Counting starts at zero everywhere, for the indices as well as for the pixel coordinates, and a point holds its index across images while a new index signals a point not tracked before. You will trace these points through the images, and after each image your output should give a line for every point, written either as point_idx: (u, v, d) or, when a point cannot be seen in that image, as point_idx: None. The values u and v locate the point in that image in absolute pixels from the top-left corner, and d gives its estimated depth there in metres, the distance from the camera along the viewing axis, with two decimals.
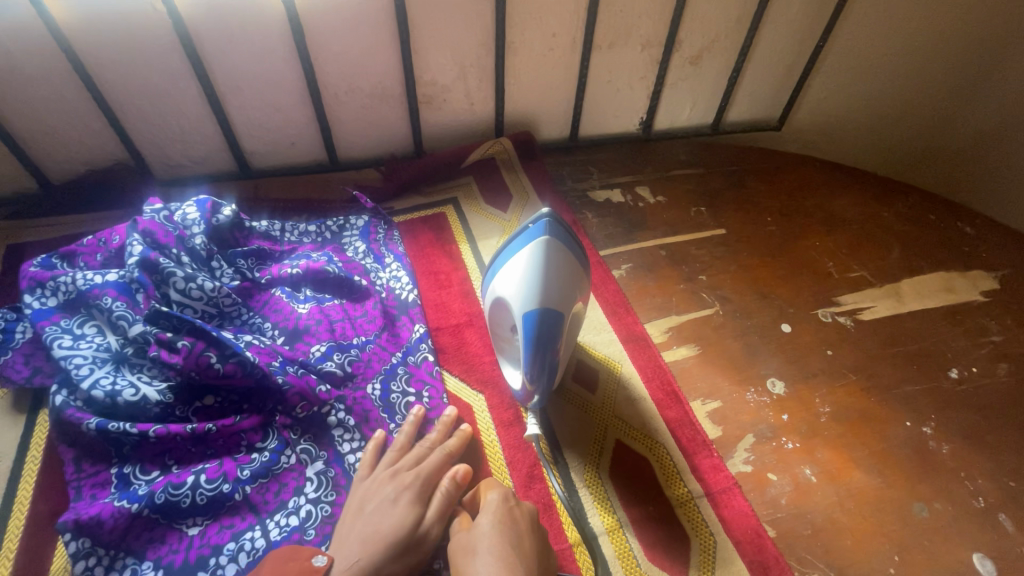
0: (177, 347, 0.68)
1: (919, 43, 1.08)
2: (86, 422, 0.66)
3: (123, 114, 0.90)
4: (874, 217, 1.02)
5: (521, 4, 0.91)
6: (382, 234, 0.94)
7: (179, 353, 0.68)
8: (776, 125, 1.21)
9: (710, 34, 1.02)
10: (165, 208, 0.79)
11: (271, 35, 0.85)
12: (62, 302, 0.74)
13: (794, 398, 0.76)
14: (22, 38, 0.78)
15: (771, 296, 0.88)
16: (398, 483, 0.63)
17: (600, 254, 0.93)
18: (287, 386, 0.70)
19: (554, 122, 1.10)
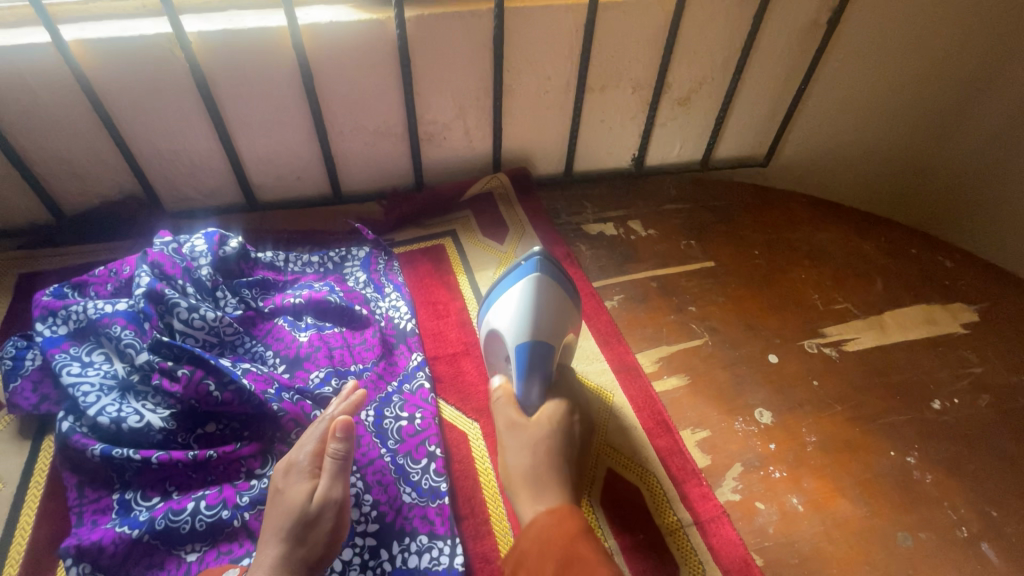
0: (177, 375, 0.70)
1: (896, 87, 1.14)
2: (91, 448, 0.68)
3: (138, 150, 0.94)
4: (857, 250, 1.05)
5: (518, 51, 0.97)
6: (382, 265, 0.97)
7: (179, 381, 0.70)
8: (764, 162, 1.26)
9: (697, 77, 1.08)
10: (174, 240, 0.83)
11: (282, 78, 0.90)
12: (72, 331, 0.76)
13: (781, 428, 0.78)
14: (48, 80, 0.83)
15: (758, 328, 0.91)
16: (285, 468, 0.63)
17: (593, 286, 0.97)
18: (282, 412, 0.72)
19: (550, 158, 1.15)
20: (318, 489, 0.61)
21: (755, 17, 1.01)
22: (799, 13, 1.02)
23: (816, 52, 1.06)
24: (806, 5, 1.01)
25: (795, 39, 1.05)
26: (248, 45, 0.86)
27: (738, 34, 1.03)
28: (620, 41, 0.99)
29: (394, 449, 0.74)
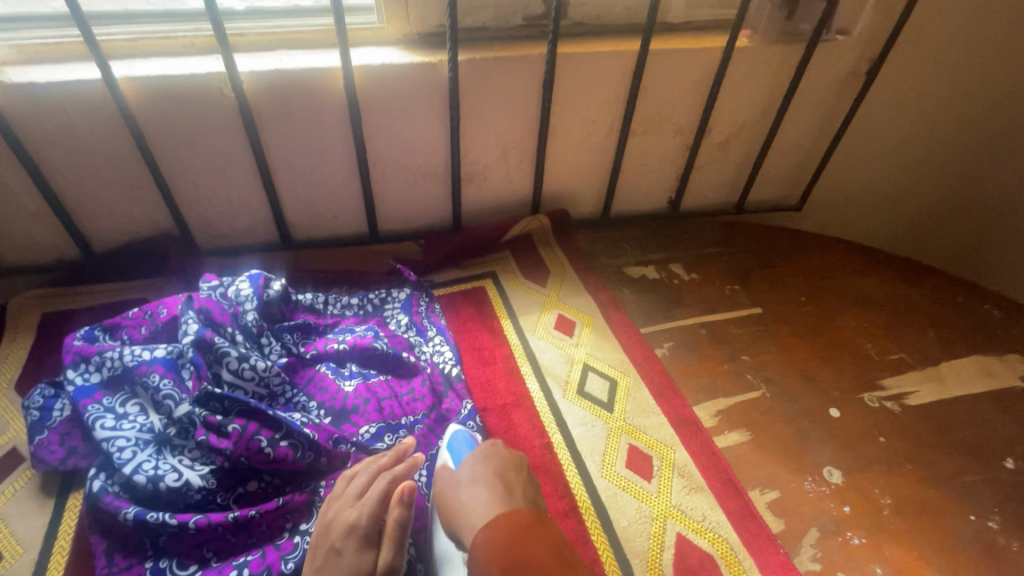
0: (227, 430, 0.67)
1: (930, 135, 1.15)
2: (124, 511, 0.62)
3: (176, 188, 0.92)
4: (903, 296, 1.04)
5: (564, 94, 0.96)
6: (424, 306, 0.93)
7: (229, 436, 0.67)
8: (797, 206, 1.24)
9: (738, 122, 1.08)
10: (220, 283, 0.81)
11: (329, 117, 0.89)
12: (105, 378, 0.72)
13: (853, 488, 0.74)
14: (92, 117, 0.81)
15: (815, 379, 0.88)
16: (341, 526, 0.59)
17: (641, 332, 0.94)
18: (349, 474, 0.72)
19: (588, 200, 1.14)
20: (381, 558, 0.58)
21: (797, 65, 1.01)
22: (839, 64, 1.03)
23: (854, 101, 1.07)
24: (847, 55, 1.02)
25: (834, 87, 1.07)
26: (299, 85, 0.85)
27: (780, 81, 1.04)
28: (665, 87, 1.00)
29: None
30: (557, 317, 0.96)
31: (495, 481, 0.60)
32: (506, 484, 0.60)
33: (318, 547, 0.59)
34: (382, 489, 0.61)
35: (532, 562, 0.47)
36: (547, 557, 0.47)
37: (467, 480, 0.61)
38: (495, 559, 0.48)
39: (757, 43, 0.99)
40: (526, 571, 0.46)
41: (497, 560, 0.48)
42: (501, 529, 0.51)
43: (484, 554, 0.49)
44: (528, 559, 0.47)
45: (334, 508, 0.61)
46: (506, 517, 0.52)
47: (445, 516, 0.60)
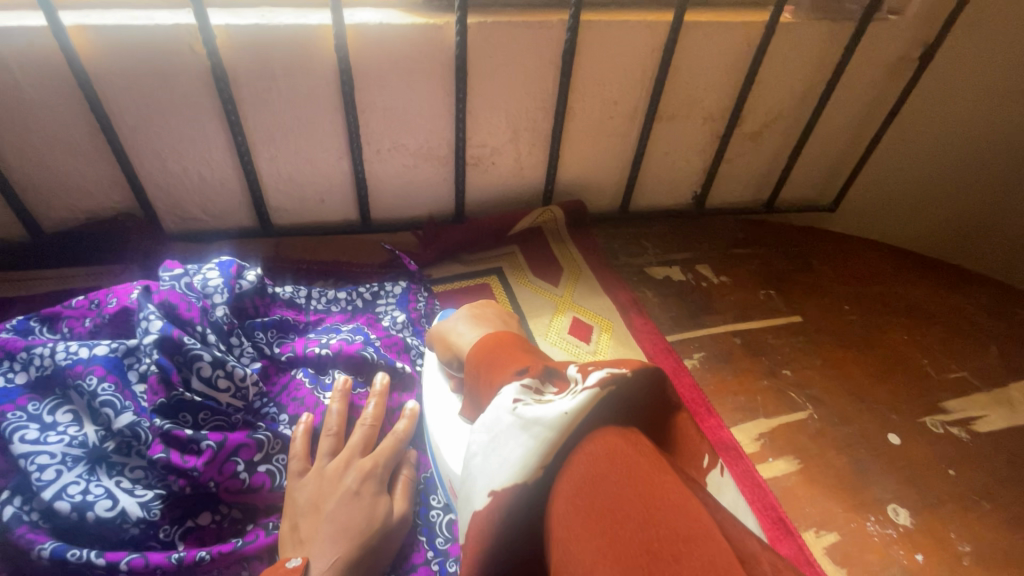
0: (201, 448, 0.57)
1: (986, 130, 1.03)
2: (39, 547, 0.51)
3: (138, 160, 0.80)
4: (958, 308, 0.92)
5: (586, 70, 0.85)
6: (421, 303, 0.82)
7: (199, 456, 0.56)
8: (831, 206, 1.13)
9: (774, 110, 0.97)
10: (184, 272, 0.68)
11: (317, 84, 0.78)
12: (33, 380, 0.59)
13: (923, 531, 0.64)
14: (35, 71, 0.69)
15: (868, 399, 0.77)
16: (356, 473, 0.58)
17: (668, 340, 0.83)
18: None
19: (605, 193, 1.02)
20: (396, 506, 0.58)
21: (844, 46, 0.90)
22: (891, 47, 0.92)
23: (904, 91, 0.97)
24: (900, 37, 0.91)
25: (882, 74, 0.96)
26: (282, 46, 0.73)
27: (824, 65, 0.93)
28: (697, 65, 0.88)
29: (443, 552, 0.59)
30: (572, 321, 0.85)
31: (492, 319, 0.66)
32: (505, 321, 0.67)
33: (320, 497, 0.56)
34: (394, 446, 0.62)
35: (506, 355, 0.51)
36: (521, 352, 0.51)
37: (465, 318, 0.66)
38: (479, 357, 0.53)
39: (803, 19, 0.87)
40: (499, 361, 0.51)
41: (480, 358, 0.53)
42: (487, 341, 0.54)
43: (473, 356, 0.54)
44: (502, 352, 0.52)
45: (340, 460, 0.59)
46: (493, 334, 0.55)
47: (444, 352, 0.65)
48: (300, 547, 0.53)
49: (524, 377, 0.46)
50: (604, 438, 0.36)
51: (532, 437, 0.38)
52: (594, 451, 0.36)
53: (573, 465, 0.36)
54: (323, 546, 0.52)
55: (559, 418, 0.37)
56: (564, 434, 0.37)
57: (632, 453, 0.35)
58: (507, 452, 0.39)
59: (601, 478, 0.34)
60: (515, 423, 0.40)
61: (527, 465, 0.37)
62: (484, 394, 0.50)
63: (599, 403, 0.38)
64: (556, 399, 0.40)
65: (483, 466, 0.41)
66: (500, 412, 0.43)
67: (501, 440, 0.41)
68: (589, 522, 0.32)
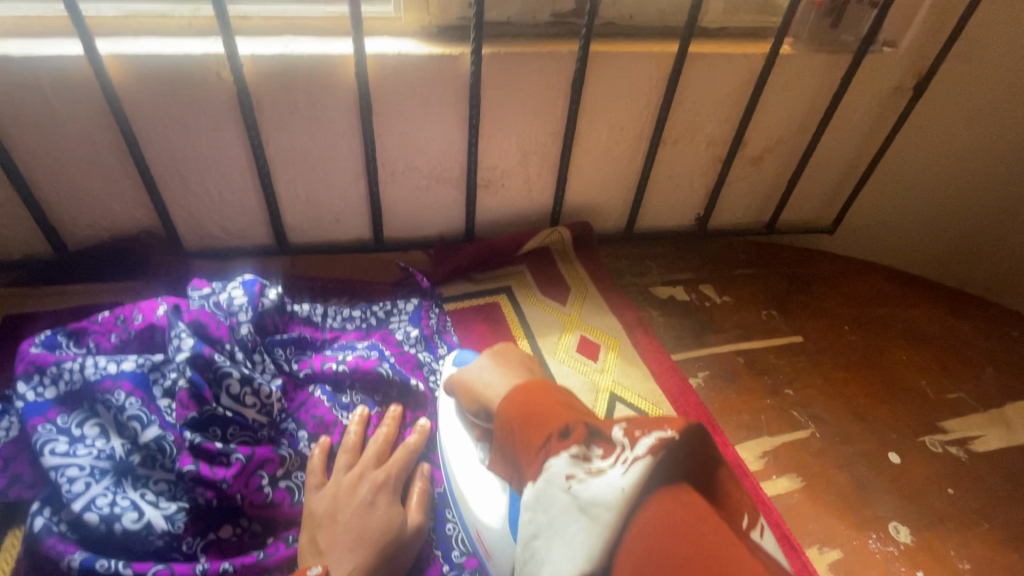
0: (230, 460, 0.59)
1: (979, 158, 1.07)
2: (68, 557, 0.52)
3: (163, 180, 0.83)
4: (955, 330, 0.95)
5: (594, 98, 0.89)
6: (433, 319, 0.84)
7: (228, 468, 0.58)
8: (830, 229, 1.16)
9: (774, 136, 1.00)
10: (211, 291, 0.71)
11: (336, 109, 0.81)
12: (62, 394, 0.61)
13: (924, 548, 0.65)
14: (70, 96, 0.72)
15: (868, 419, 0.79)
16: (370, 484, 0.60)
17: (673, 359, 0.85)
18: None
19: (611, 214, 1.05)
20: (410, 517, 0.60)
21: (841, 77, 0.94)
22: (886, 77, 0.96)
23: (898, 119, 1.00)
24: (893, 68, 0.95)
25: (877, 103, 0.99)
26: (306, 74, 0.77)
27: (822, 94, 0.96)
28: (700, 94, 0.92)
29: (459, 565, 0.61)
30: (580, 339, 0.87)
31: (518, 366, 0.65)
32: (529, 368, 0.66)
33: (336, 508, 0.58)
34: (405, 458, 0.64)
35: (542, 412, 0.54)
36: (554, 405, 0.55)
37: (489, 366, 0.66)
38: (513, 413, 0.57)
39: (800, 51, 0.91)
40: (537, 420, 0.54)
41: (516, 415, 0.56)
42: (518, 395, 0.58)
43: (506, 410, 0.58)
44: (539, 409, 0.55)
45: (354, 472, 0.61)
46: (524, 387, 0.59)
47: (470, 402, 0.64)
48: (319, 556, 0.55)
49: (569, 442, 0.50)
50: (660, 506, 0.40)
51: (592, 516, 0.43)
52: (662, 514, 0.39)
53: (632, 537, 0.40)
54: (341, 555, 0.54)
55: (616, 496, 0.42)
56: (622, 509, 0.41)
57: (693, 521, 0.37)
58: (571, 534, 0.44)
59: (661, 541, 0.37)
60: (573, 500, 0.46)
61: (591, 543, 0.42)
62: (525, 453, 0.53)
63: (650, 474, 0.41)
64: (606, 471, 0.45)
65: (551, 541, 0.46)
66: (554, 489, 0.48)
67: (562, 519, 0.46)
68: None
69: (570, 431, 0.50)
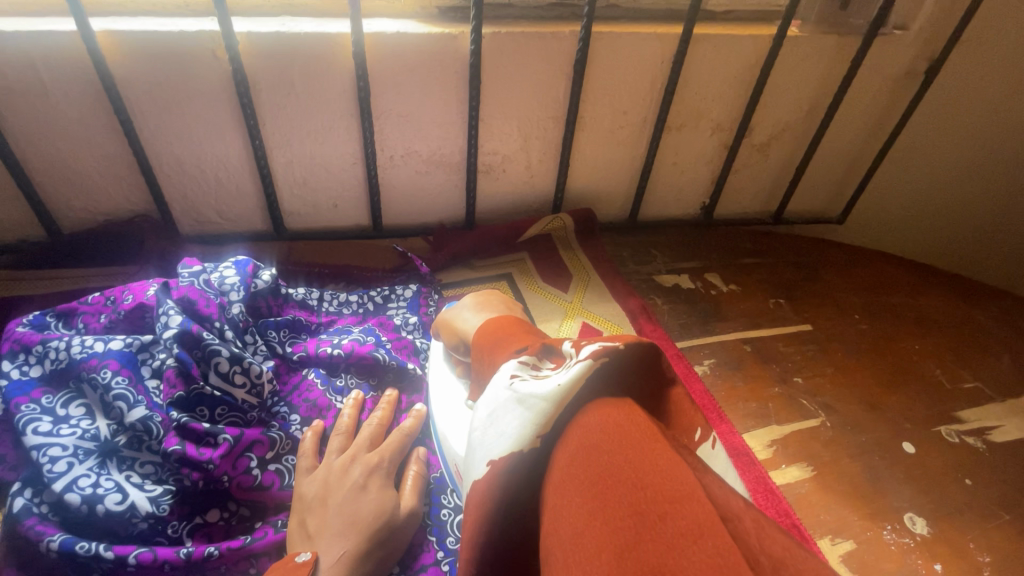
0: (217, 441, 0.57)
1: (993, 144, 1.04)
2: (47, 539, 0.50)
3: (158, 163, 0.82)
4: (969, 319, 0.92)
5: (597, 81, 0.87)
6: (432, 306, 0.82)
7: (215, 450, 0.57)
8: (839, 219, 1.14)
9: (782, 122, 0.98)
10: (202, 269, 0.69)
11: (333, 90, 0.79)
12: (48, 374, 0.59)
13: (941, 540, 0.62)
14: (62, 74, 0.71)
15: (881, 408, 0.76)
16: (362, 467, 0.58)
17: (678, 346, 0.83)
18: None
19: (615, 201, 1.03)
20: (403, 502, 0.57)
21: (851, 60, 0.92)
22: (897, 61, 0.94)
23: (909, 104, 0.98)
24: (905, 52, 0.93)
25: (887, 88, 0.97)
26: (302, 55, 0.75)
27: (831, 79, 0.94)
28: (706, 77, 0.90)
29: (454, 552, 0.58)
30: (582, 326, 0.85)
31: (497, 306, 0.66)
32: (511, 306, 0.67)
33: (326, 491, 0.56)
34: (399, 443, 0.62)
35: (508, 336, 0.52)
36: (522, 333, 0.52)
37: (470, 305, 0.66)
38: (483, 339, 0.55)
39: (809, 33, 0.89)
40: (501, 342, 0.52)
41: (483, 341, 0.54)
42: (490, 326, 0.55)
43: (477, 339, 0.56)
44: (505, 337, 0.52)
45: (347, 455, 0.59)
46: (497, 319, 0.56)
47: (451, 337, 0.64)
48: (308, 541, 0.53)
49: (524, 354, 0.47)
50: (599, 411, 0.36)
51: (527, 408, 0.39)
52: (596, 418, 0.35)
53: (566, 434, 0.36)
54: (329, 540, 0.52)
55: (552, 388, 0.38)
56: (559, 402, 0.38)
57: (626, 424, 0.34)
58: (503, 425, 0.40)
59: (594, 446, 0.34)
60: (513, 398, 0.41)
61: (523, 434, 0.38)
62: (487, 374, 0.51)
63: (592, 374, 0.38)
64: (552, 373, 0.41)
65: (482, 436, 0.42)
66: (498, 389, 0.43)
67: (498, 414, 0.41)
68: (584, 490, 0.32)
69: (528, 348, 0.48)
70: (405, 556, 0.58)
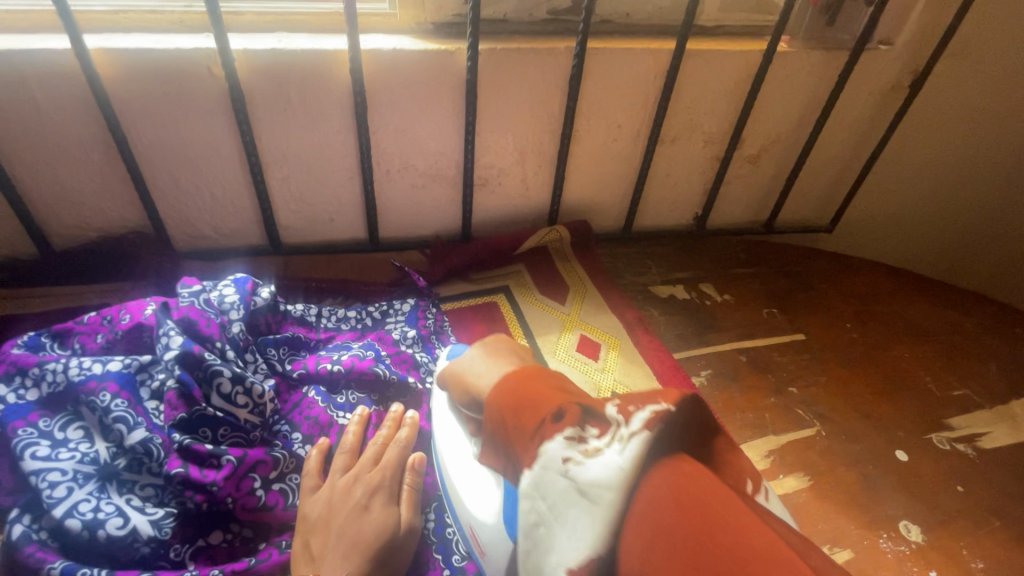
0: (220, 462, 0.57)
1: (975, 155, 1.07)
2: (48, 566, 0.50)
3: (153, 179, 0.81)
4: (957, 327, 0.94)
5: (591, 95, 0.88)
6: (431, 320, 0.82)
7: (218, 471, 0.56)
8: (828, 227, 1.16)
9: (772, 134, 1.00)
10: (201, 287, 0.69)
11: (330, 106, 0.80)
12: (44, 397, 0.58)
13: (935, 547, 0.64)
14: (56, 91, 0.71)
15: (874, 417, 0.78)
16: (364, 486, 0.58)
17: (675, 358, 0.84)
18: None
19: (609, 213, 1.04)
20: (403, 517, 0.57)
21: (838, 75, 0.94)
22: (882, 75, 0.96)
23: (895, 117, 1.00)
24: (890, 66, 0.95)
25: (874, 100, 0.99)
26: (299, 71, 0.76)
27: (819, 92, 0.96)
28: (698, 91, 0.91)
29: (459, 569, 0.59)
30: (579, 338, 0.86)
31: (508, 355, 0.64)
32: (520, 355, 0.65)
33: (330, 512, 0.56)
34: (400, 455, 0.62)
35: (532, 397, 0.50)
36: (547, 389, 0.51)
37: (479, 356, 0.64)
38: (504, 402, 0.52)
39: (797, 49, 0.91)
40: (526, 404, 0.50)
41: (504, 402, 0.52)
42: (509, 382, 0.53)
43: (496, 399, 0.54)
44: (530, 396, 0.50)
45: (349, 474, 0.59)
46: (515, 373, 0.55)
47: (462, 393, 0.62)
48: (314, 562, 0.53)
49: (562, 425, 0.45)
50: (665, 476, 0.37)
51: (595, 500, 0.39)
52: (664, 482, 0.36)
53: (636, 518, 0.36)
54: (334, 562, 0.52)
55: (616, 475, 0.38)
56: (624, 487, 0.38)
57: (690, 482, 0.36)
58: (572, 521, 0.40)
59: (667, 510, 0.35)
60: (570, 485, 0.41)
61: (595, 532, 0.38)
62: (518, 442, 0.49)
63: (649, 448, 0.38)
64: (605, 447, 0.41)
65: (551, 532, 0.41)
66: (552, 475, 0.43)
67: (561, 507, 0.41)
68: (671, 559, 0.33)
69: (563, 413, 0.46)
70: (410, 573, 0.58)
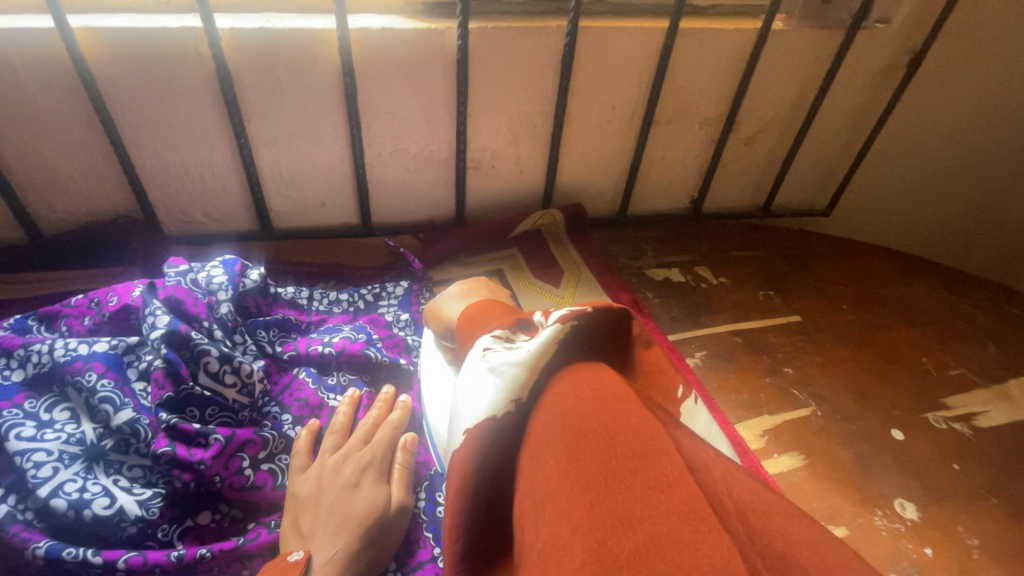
0: (208, 441, 0.56)
1: (973, 135, 1.06)
2: (33, 546, 0.49)
3: (141, 162, 0.80)
4: (954, 308, 0.93)
5: (585, 75, 0.87)
6: (424, 302, 0.82)
7: (206, 450, 0.56)
8: (825, 210, 1.15)
9: (768, 115, 0.99)
10: (189, 268, 0.68)
11: (319, 86, 0.78)
12: (30, 378, 0.57)
13: (931, 525, 0.63)
14: (39, 72, 0.69)
15: (870, 396, 0.77)
16: (354, 465, 0.57)
17: (670, 339, 0.84)
18: None
19: (604, 196, 1.03)
20: (393, 496, 0.57)
21: (835, 54, 0.92)
22: (880, 53, 0.95)
23: (892, 97, 0.99)
24: (887, 45, 0.94)
25: (871, 80, 0.98)
26: (287, 50, 0.74)
27: (816, 72, 0.94)
28: (693, 71, 0.90)
29: None
30: None
31: (483, 292, 0.68)
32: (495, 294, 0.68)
33: (319, 490, 0.55)
34: (391, 436, 0.61)
35: (486, 316, 0.56)
36: (500, 312, 0.56)
37: (456, 294, 0.66)
38: (464, 322, 0.58)
39: (794, 27, 0.89)
40: (480, 320, 0.56)
41: (465, 322, 0.58)
42: (473, 308, 0.59)
43: (460, 322, 0.59)
44: (485, 315, 0.57)
45: (339, 453, 0.59)
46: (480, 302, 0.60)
47: (438, 327, 0.65)
48: (303, 541, 0.52)
49: (498, 329, 0.53)
50: (571, 375, 0.42)
51: (501, 373, 0.44)
52: (573, 374, 0.42)
53: (541, 394, 0.42)
54: (323, 540, 0.51)
55: (523, 354, 0.44)
56: (529, 364, 0.44)
57: (592, 383, 0.40)
58: (478, 390, 0.45)
59: (567, 406, 0.39)
60: (486, 366, 0.47)
61: (497, 397, 0.43)
62: (466, 348, 0.56)
63: (560, 337, 0.45)
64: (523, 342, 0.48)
65: (460, 404, 0.46)
66: (475, 362, 0.49)
67: (473, 383, 0.46)
68: (560, 448, 0.37)
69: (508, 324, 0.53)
70: (401, 553, 0.57)
